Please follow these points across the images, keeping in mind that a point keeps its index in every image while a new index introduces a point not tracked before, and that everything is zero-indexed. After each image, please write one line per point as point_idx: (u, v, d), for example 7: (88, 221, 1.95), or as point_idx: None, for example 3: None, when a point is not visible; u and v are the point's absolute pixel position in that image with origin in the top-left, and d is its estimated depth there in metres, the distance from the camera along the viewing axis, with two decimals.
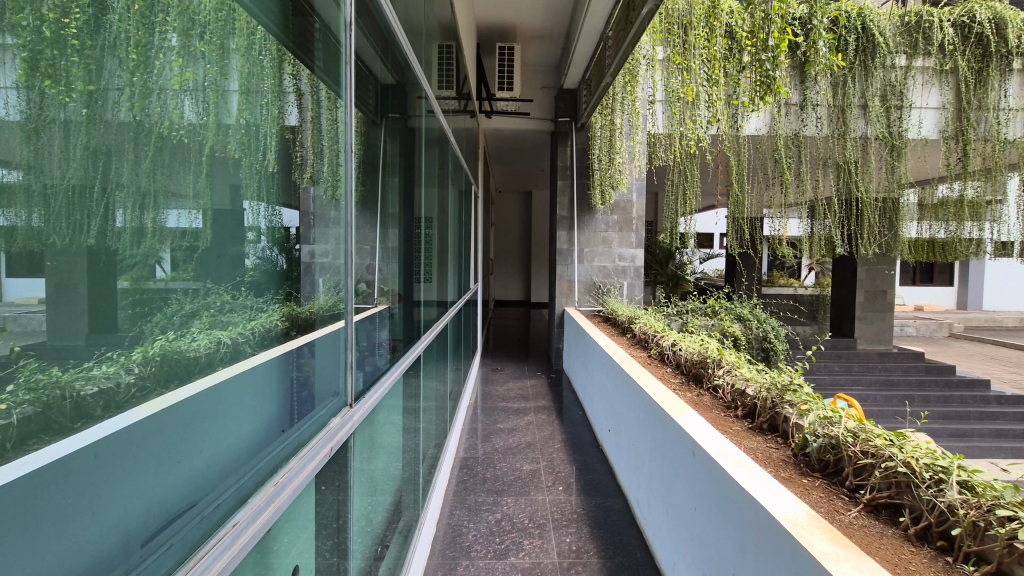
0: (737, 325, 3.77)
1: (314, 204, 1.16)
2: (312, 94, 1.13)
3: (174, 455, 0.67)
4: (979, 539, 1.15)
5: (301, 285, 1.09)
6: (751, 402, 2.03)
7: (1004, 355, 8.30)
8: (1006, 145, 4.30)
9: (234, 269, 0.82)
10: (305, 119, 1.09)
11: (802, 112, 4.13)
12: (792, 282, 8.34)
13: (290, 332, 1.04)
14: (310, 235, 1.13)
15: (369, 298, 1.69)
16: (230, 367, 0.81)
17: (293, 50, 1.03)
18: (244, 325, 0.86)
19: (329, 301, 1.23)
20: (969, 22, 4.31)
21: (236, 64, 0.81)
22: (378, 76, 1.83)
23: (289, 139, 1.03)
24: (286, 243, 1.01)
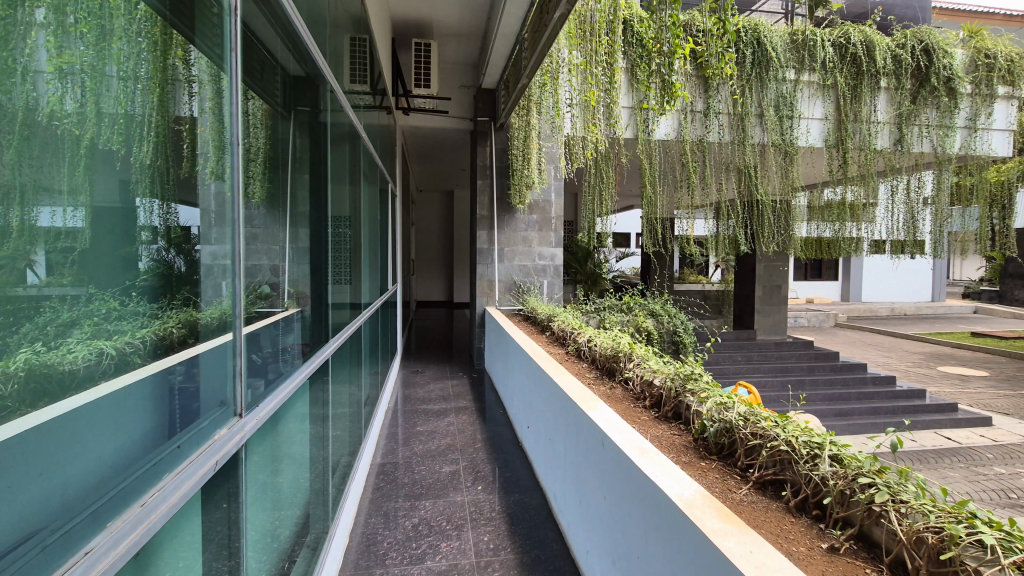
0: (650, 320, 3.96)
1: (216, 202, 1.09)
2: (212, 83, 1.07)
3: (25, 475, 0.61)
4: (845, 505, 1.28)
5: (201, 289, 1.03)
6: (658, 392, 2.13)
7: (877, 341, 9.35)
8: (877, 154, 4.82)
9: (124, 272, 0.78)
10: (204, 111, 1.03)
11: (706, 119, 4.45)
12: (701, 279, 8.87)
13: (188, 339, 0.98)
14: (211, 235, 1.07)
15: (275, 301, 1.59)
16: (114, 379, 0.76)
17: (185, 33, 0.97)
18: (134, 333, 0.81)
19: (230, 306, 1.16)
20: (846, 42, 4.75)
21: (118, 48, 0.77)
22: (284, 67, 1.75)
23: (187, 130, 0.97)
24: (183, 244, 0.95)
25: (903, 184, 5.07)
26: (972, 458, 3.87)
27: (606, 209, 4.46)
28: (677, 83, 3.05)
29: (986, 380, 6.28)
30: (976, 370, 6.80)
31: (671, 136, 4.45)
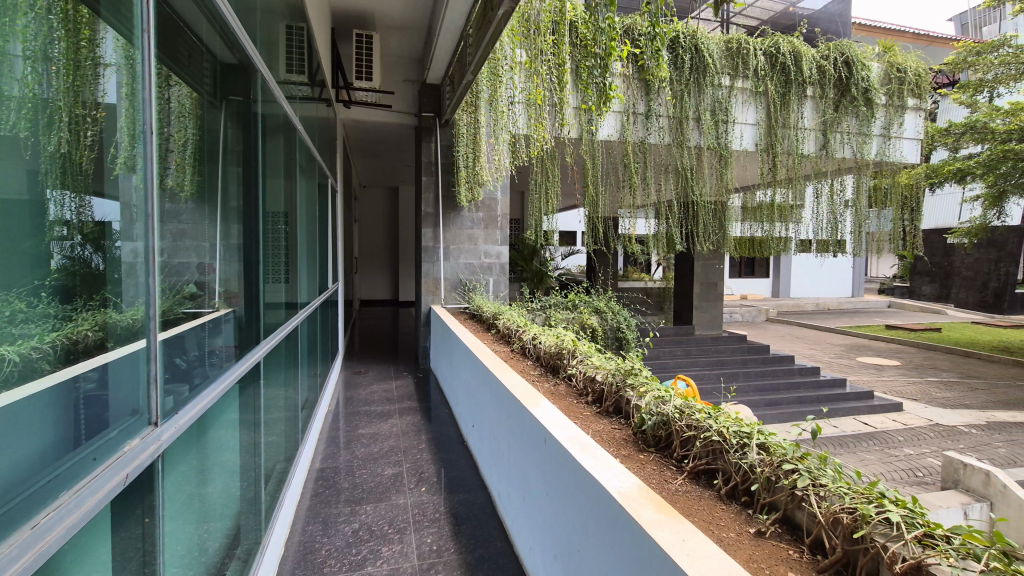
0: (595, 317, 4.03)
1: (137, 195, 1.03)
2: (129, 66, 1.00)
3: None
4: (771, 490, 1.35)
5: (121, 289, 0.97)
6: (600, 388, 2.17)
7: (804, 334, 9.97)
8: (803, 158, 5.12)
9: (33, 270, 0.74)
10: (121, 96, 0.97)
11: (647, 121, 4.58)
12: (643, 277, 9.14)
13: (104, 342, 0.91)
14: (133, 230, 1.01)
15: (203, 302, 1.49)
16: (16, 388, 0.71)
17: (97, 10, 0.90)
18: (44, 337, 0.75)
19: (150, 307, 1.08)
20: (776, 52, 4.99)
21: (20, 26, 0.72)
22: (213, 53, 1.65)
23: (102, 118, 0.91)
24: (100, 239, 0.89)
25: (826, 188, 5.46)
26: (885, 441, 4.19)
27: (552, 208, 4.50)
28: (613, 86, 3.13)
29: (898, 369, 6.83)
30: (890, 360, 7.38)
31: (613, 136, 4.53)
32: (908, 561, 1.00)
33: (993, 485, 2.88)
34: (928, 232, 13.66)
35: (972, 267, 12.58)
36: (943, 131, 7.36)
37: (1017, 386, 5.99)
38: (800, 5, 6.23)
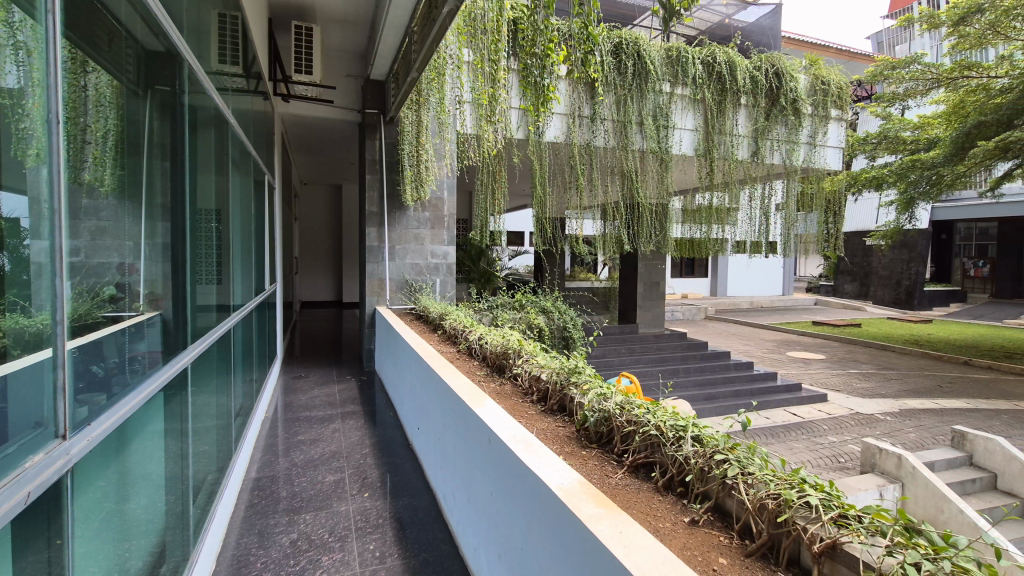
0: (542, 317, 4.06)
1: (45, 189, 0.96)
2: (36, 49, 0.92)
3: None
4: (704, 480, 1.41)
5: (30, 292, 0.90)
6: (544, 386, 2.19)
7: (739, 330, 10.46)
8: (737, 163, 5.37)
9: None
10: (29, 82, 0.89)
11: (592, 124, 4.67)
12: (589, 277, 9.30)
13: (7, 351, 0.84)
14: (41, 227, 0.93)
15: (125, 305, 1.39)
16: None
17: None
18: None
19: (59, 311, 1.00)
20: (712, 62, 5.20)
21: None
22: (136, 39, 1.54)
23: (9, 105, 0.84)
24: (4, 237, 0.82)
25: (758, 193, 5.72)
26: (812, 430, 4.47)
27: (499, 208, 4.49)
28: (551, 86, 3.24)
29: (823, 362, 7.30)
30: (816, 354, 7.88)
31: (560, 137, 4.62)
32: (825, 541, 1.08)
33: (904, 467, 3.13)
34: (849, 235, 14.68)
35: (887, 267, 13.65)
36: (861, 140, 7.90)
37: (925, 376, 6.55)
38: (734, 18, 6.52)
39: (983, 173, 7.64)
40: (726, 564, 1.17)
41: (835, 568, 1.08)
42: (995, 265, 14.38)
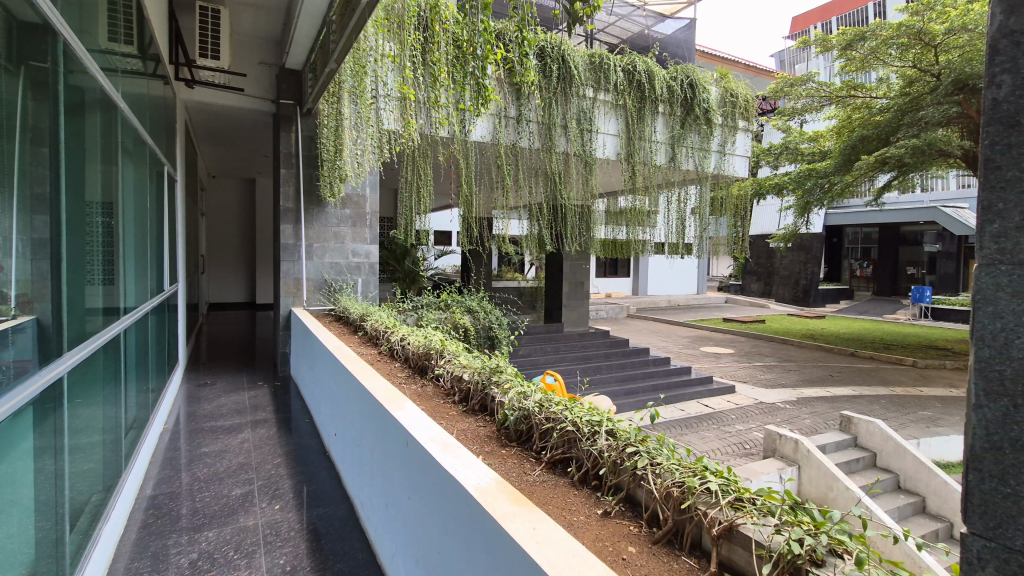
0: (467, 316, 4.03)
1: None
2: None
3: None
4: (617, 472, 1.45)
5: None
6: (466, 387, 2.17)
7: (657, 328, 10.95)
8: (657, 168, 5.58)
9: None
10: None
11: (518, 125, 4.68)
12: (517, 277, 9.37)
13: None
14: None
15: None
16: None
17: None
18: None
19: None
20: (632, 70, 5.30)
21: None
22: (7, 9, 1.38)
23: None
24: None
25: (677, 197, 6.02)
26: (721, 420, 4.77)
27: (425, 207, 4.35)
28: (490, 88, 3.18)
29: (732, 356, 7.82)
30: (726, 349, 8.43)
31: (486, 137, 4.58)
32: (723, 524, 1.15)
33: (800, 450, 3.41)
34: (756, 237, 15.83)
35: (788, 267, 14.88)
36: (766, 150, 8.76)
37: (819, 367, 7.19)
38: (653, 29, 6.81)
39: (866, 183, 8.49)
40: (635, 552, 1.21)
41: (731, 549, 1.15)
42: (876, 266, 16.08)
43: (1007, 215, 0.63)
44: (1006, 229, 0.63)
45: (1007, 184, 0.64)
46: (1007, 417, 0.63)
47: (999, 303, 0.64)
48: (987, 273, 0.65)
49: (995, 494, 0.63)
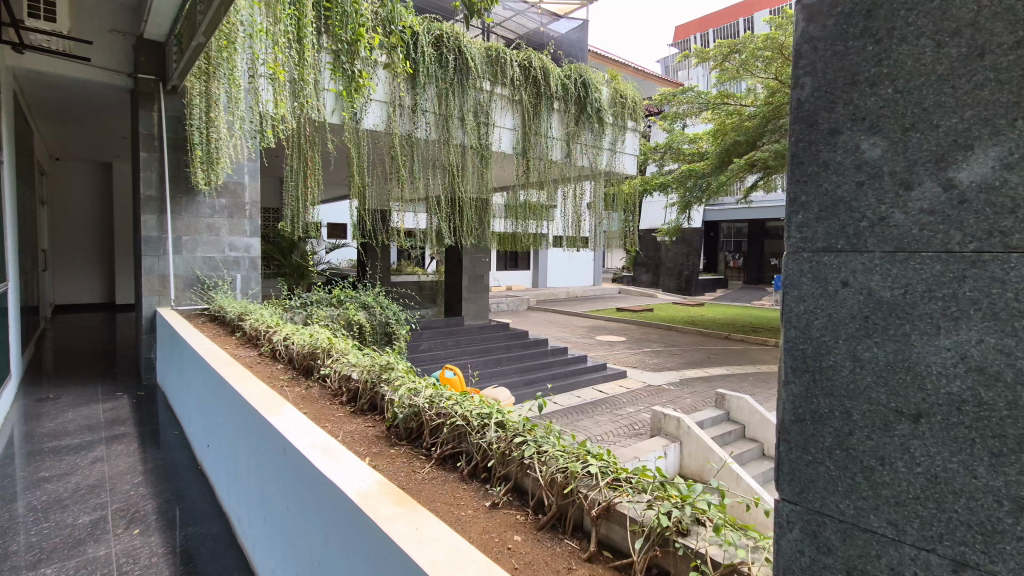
0: (362, 313, 3.85)
1: None
2: None
3: None
4: (505, 463, 1.46)
5: None
6: (354, 386, 2.07)
7: (556, 319, 11.31)
8: (552, 164, 5.58)
9: None
10: None
11: (414, 115, 4.48)
12: (417, 270, 9.17)
13: None
14: None
15: None
16: None
17: None
18: None
19: None
20: (529, 66, 5.24)
21: None
22: None
23: None
24: None
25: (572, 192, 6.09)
26: (613, 404, 5.04)
27: (314, 200, 4.00)
28: (361, 73, 3.28)
29: (624, 343, 8.29)
30: (618, 337, 8.92)
31: (379, 126, 4.42)
32: (601, 505, 1.20)
33: (682, 427, 3.70)
34: (645, 232, 16.89)
35: (672, 260, 16.07)
36: (652, 149, 9.47)
37: (698, 350, 7.88)
38: (548, 27, 6.81)
39: (738, 183, 9.39)
40: (520, 541, 1.23)
41: (610, 527, 1.20)
42: (746, 258, 17.92)
43: (808, 206, 0.77)
44: (807, 220, 0.77)
45: (808, 177, 0.77)
46: (808, 390, 0.77)
47: (802, 286, 0.77)
48: (794, 260, 0.79)
49: (801, 459, 0.77)
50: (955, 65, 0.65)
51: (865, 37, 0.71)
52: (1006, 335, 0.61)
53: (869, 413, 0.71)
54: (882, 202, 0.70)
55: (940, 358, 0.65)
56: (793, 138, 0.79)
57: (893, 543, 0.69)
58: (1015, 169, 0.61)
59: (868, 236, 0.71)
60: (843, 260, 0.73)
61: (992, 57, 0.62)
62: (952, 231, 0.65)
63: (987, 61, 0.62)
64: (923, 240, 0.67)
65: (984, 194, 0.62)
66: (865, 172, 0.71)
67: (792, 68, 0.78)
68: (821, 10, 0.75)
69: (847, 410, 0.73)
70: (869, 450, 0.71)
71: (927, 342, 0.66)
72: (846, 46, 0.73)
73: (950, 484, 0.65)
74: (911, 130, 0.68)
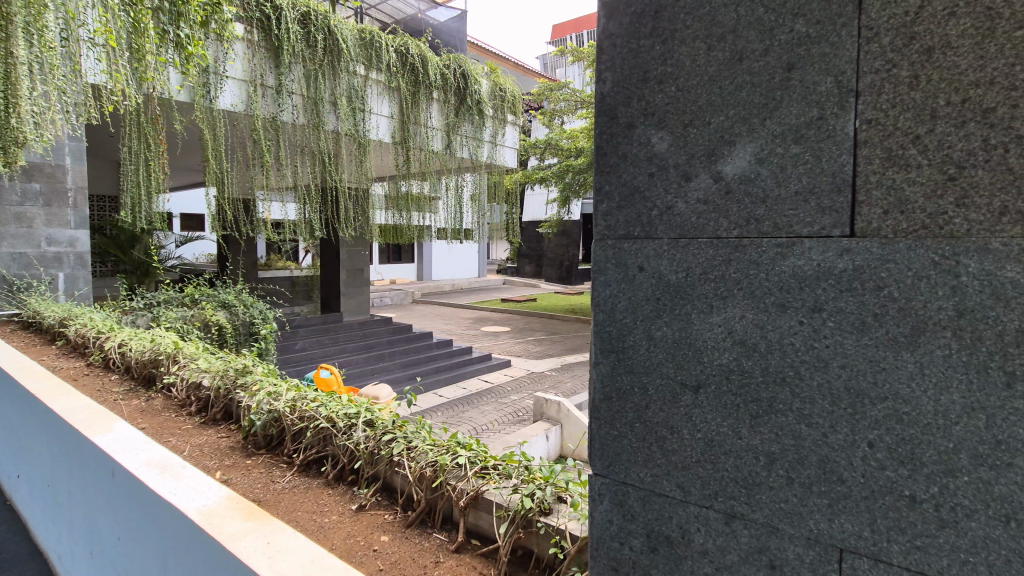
0: (221, 313, 3.49)
1: None
2: None
3: None
4: (374, 463, 1.41)
5: None
6: (205, 394, 1.87)
7: (442, 312, 11.23)
8: (433, 154, 5.15)
9: None
10: None
11: (277, 96, 3.89)
12: (289, 264, 8.52)
13: None
14: None
15: None
16: None
17: None
18: None
19: None
20: (406, 52, 4.75)
21: None
22: None
23: None
24: None
25: (453, 184, 5.64)
26: (498, 393, 5.15)
27: (159, 186, 3.42)
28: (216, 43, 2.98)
29: (508, 333, 8.49)
30: (503, 327, 9.11)
31: (237, 107, 3.76)
32: (469, 494, 1.20)
33: (562, 410, 3.85)
34: (528, 224, 17.34)
35: (555, 251, 16.68)
36: (533, 143, 9.63)
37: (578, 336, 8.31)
38: (426, 14, 6.67)
39: None
40: (387, 541, 1.20)
41: (477, 515, 1.21)
42: None
43: (611, 196, 0.90)
44: (610, 209, 0.91)
45: (611, 167, 0.90)
46: (613, 369, 0.91)
47: (607, 272, 0.91)
48: (601, 247, 0.92)
49: (609, 435, 0.92)
50: (721, 67, 0.81)
51: (653, 37, 0.86)
52: (759, 311, 0.78)
53: (660, 387, 0.86)
54: (668, 192, 0.85)
55: (713, 334, 0.81)
56: (598, 130, 0.92)
57: (681, 504, 0.85)
58: (764, 164, 0.78)
59: (658, 225, 0.87)
60: (639, 247, 0.88)
61: (748, 62, 0.79)
62: (721, 219, 0.81)
63: (744, 65, 0.79)
64: (700, 227, 0.83)
65: (742, 185, 0.79)
66: (655, 164, 0.86)
67: (597, 62, 0.91)
68: (618, 10, 0.88)
69: (644, 385, 0.88)
70: (661, 421, 0.86)
71: (702, 320, 0.82)
72: (638, 44, 0.87)
73: (722, 446, 0.81)
74: (689, 126, 0.83)
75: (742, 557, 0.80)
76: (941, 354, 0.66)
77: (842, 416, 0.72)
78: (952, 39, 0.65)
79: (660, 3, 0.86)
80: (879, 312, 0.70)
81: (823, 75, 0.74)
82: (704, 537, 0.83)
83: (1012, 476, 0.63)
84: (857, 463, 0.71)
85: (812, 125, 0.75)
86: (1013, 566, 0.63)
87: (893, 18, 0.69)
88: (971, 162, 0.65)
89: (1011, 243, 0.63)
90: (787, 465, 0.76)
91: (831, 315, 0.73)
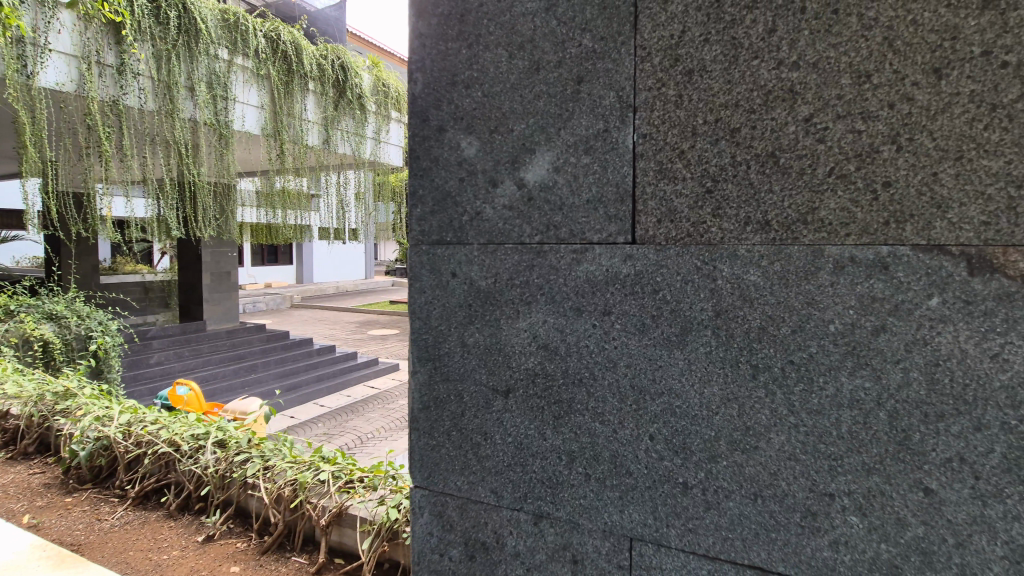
0: (47, 326, 2.97)
1: None
2: None
3: None
4: (225, 487, 1.29)
5: None
6: (15, 424, 1.59)
7: (325, 316, 10.62)
8: (308, 149, 4.61)
9: None
10: None
11: (119, 76, 3.29)
12: (139, 268, 7.53)
13: None
14: None
15: None
16: None
17: None
18: None
19: None
20: (276, 38, 4.21)
21: None
22: None
23: None
24: None
25: (334, 181, 5.30)
26: (384, 399, 4.99)
27: None
28: None
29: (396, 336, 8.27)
30: (390, 330, 8.86)
31: (66, 87, 3.09)
32: (331, 511, 1.14)
33: None
34: None
35: None
36: None
37: None
38: None
39: None
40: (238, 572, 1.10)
41: (342, 532, 1.16)
42: None
43: (424, 200, 0.92)
44: (424, 213, 0.92)
45: (423, 171, 0.92)
46: (431, 377, 0.93)
47: (422, 279, 0.93)
48: (416, 252, 0.93)
49: (429, 445, 0.93)
50: (522, 76, 0.85)
51: (460, 40, 0.89)
52: (558, 315, 0.83)
53: (475, 393, 0.89)
54: (477, 198, 0.89)
55: (520, 339, 0.86)
56: (412, 131, 0.94)
57: (496, 509, 0.88)
58: (560, 172, 0.83)
59: (468, 229, 0.90)
60: (452, 253, 0.91)
61: (544, 72, 0.83)
62: (524, 225, 0.86)
63: (540, 75, 0.83)
64: (506, 233, 0.87)
65: (542, 193, 0.84)
66: (464, 169, 0.89)
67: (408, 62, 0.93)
68: (426, 11, 0.91)
69: (459, 393, 0.90)
70: (475, 427, 0.89)
71: (511, 325, 0.86)
72: (447, 47, 0.90)
73: (529, 448, 0.85)
74: (494, 133, 0.87)
75: (549, 555, 0.84)
76: (705, 351, 0.74)
77: (629, 412, 0.79)
78: (706, 63, 0.74)
79: (466, 7, 0.89)
80: (655, 314, 0.77)
81: (607, 89, 0.80)
82: (515, 539, 0.87)
83: (757, 458, 0.72)
84: (640, 455, 0.78)
85: (598, 137, 0.80)
86: (760, 539, 0.72)
87: (661, 39, 0.76)
88: (722, 178, 0.73)
89: (753, 250, 0.72)
90: (585, 463, 0.82)
91: (617, 318, 0.79)
